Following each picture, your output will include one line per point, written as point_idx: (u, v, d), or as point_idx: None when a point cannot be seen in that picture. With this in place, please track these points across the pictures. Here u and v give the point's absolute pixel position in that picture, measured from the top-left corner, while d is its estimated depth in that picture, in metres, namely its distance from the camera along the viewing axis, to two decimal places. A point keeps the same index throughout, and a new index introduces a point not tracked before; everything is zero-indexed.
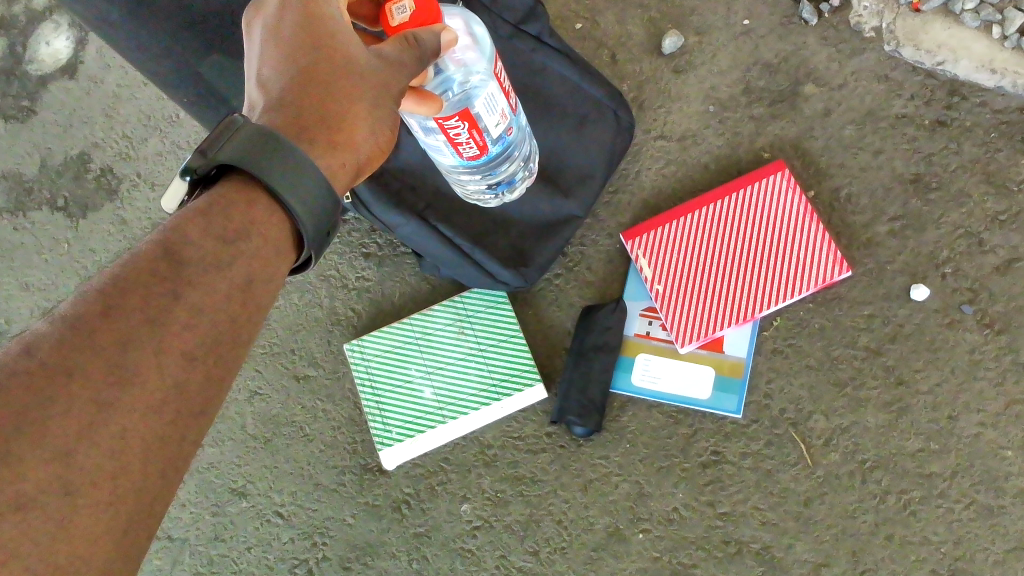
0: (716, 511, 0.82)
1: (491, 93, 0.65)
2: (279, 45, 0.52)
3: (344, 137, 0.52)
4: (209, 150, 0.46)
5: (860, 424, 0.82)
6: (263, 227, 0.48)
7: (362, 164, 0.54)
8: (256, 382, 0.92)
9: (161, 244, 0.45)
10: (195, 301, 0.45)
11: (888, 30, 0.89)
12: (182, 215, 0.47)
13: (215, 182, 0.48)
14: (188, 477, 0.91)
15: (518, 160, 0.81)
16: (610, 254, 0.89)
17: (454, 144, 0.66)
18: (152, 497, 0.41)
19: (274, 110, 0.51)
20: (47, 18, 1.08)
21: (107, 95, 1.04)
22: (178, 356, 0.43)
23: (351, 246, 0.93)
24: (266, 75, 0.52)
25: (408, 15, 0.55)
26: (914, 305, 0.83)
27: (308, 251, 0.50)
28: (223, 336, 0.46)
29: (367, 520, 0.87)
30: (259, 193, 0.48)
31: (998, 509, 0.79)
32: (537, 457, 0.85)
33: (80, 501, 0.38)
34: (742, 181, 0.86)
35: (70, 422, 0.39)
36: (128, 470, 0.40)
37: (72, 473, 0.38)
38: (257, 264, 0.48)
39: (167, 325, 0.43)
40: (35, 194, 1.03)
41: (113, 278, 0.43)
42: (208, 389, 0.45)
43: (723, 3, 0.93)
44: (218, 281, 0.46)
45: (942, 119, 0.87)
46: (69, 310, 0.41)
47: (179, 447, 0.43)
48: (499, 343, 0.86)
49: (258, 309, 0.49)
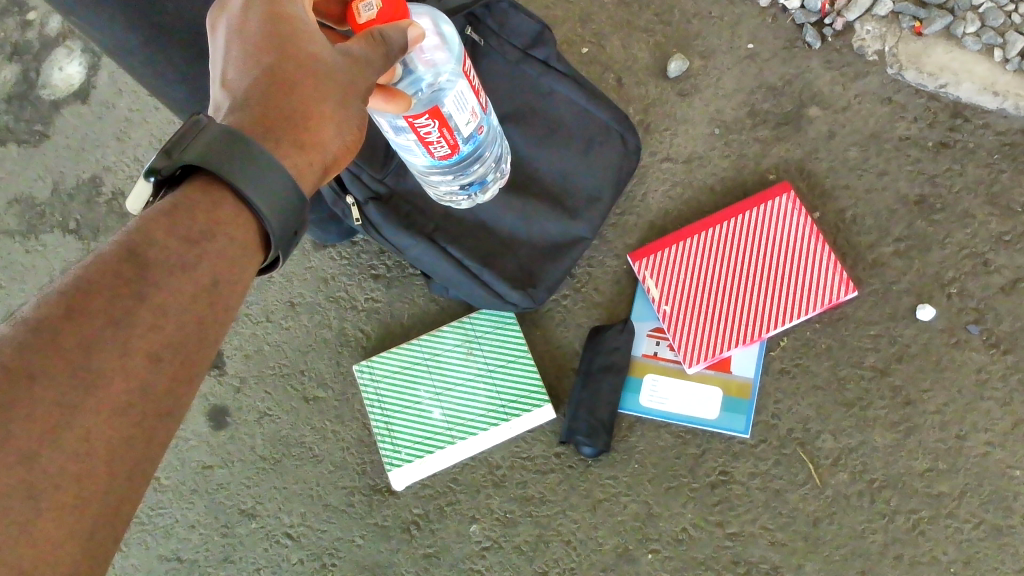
0: (726, 531, 0.82)
1: (461, 91, 0.65)
2: (244, 43, 0.51)
3: (310, 137, 0.50)
4: (174, 150, 0.45)
5: (868, 443, 0.82)
6: (229, 228, 0.46)
7: (329, 163, 0.52)
8: (265, 403, 0.93)
9: (125, 244, 0.43)
10: (161, 303, 0.43)
11: (891, 53, 0.90)
12: (145, 215, 0.45)
13: (180, 183, 0.46)
14: (199, 498, 0.92)
15: (489, 160, 0.80)
16: (617, 276, 0.90)
17: (425, 143, 0.66)
18: (120, 502, 0.40)
19: (239, 109, 0.49)
20: (60, 44, 1.09)
21: (119, 120, 1.06)
22: (144, 357, 0.41)
23: (360, 267, 0.94)
24: (230, 76, 0.50)
25: (375, 13, 0.55)
26: (920, 325, 0.84)
27: (275, 251, 0.48)
28: (191, 338, 0.44)
29: (377, 541, 0.87)
30: (223, 192, 0.46)
31: (1008, 529, 0.79)
32: (546, 478, 0.86)
33: (43, 506, 0.37)
34: (747, 204, 0.87)
35: (31, 426, 0.37)
36: (94, 474, 0.38)
37: (34, 478, 0.37)
38: (223, 264, 0.45)
39: (131, 327, 0.41)
40: (47, 217, 1.04)
41: (76, 280, 0.41)
42: (176, 391, 0.43)
43: (727, 27, 0.95)
44: (184, 282, 0.44)
45: (945, 141, 0.88)
46: (32, 312, 0.39)
47: (147, 449, 0.41)
48: (507, 364, 0.87)
49: (228, 310, 0.46)
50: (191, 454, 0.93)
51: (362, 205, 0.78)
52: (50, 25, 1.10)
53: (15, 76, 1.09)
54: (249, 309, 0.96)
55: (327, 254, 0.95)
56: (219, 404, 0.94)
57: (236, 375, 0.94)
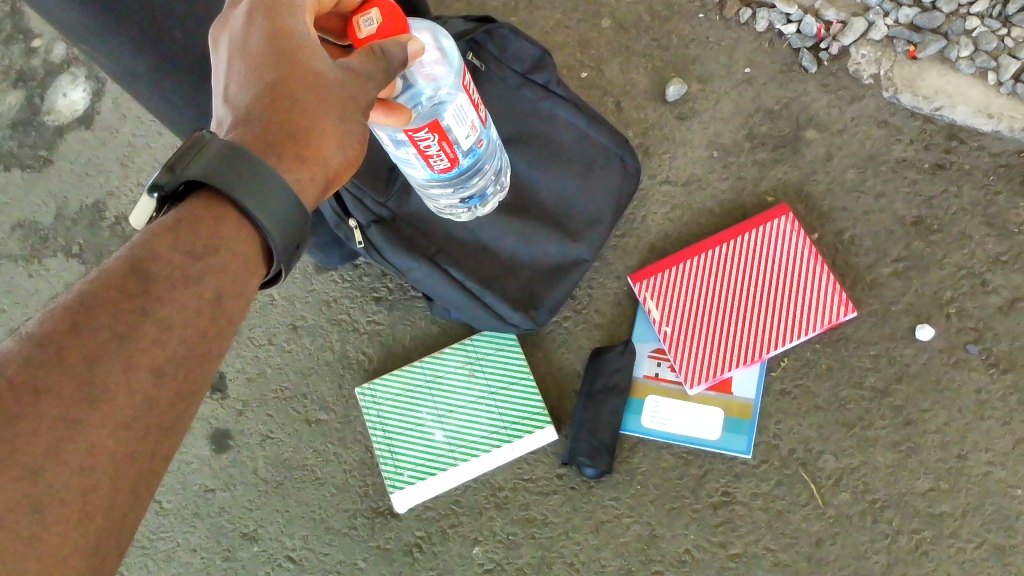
0: (728, 552, 0.82)
1: (460, 104, 0.65)
2: (246, 59, 0.51)
3: (311, 152, 0.51)
4: (177, 165, 0.45)
5: (869, 463, 0.82)
6: (232, 242, 0.46)
7: (331, 177, 0.53)
8: (267, 425, 0.93)
9: (128, 259, 0.43)
10: (165, 317, 0.43)
11: (886, 76, 0.92)
12: (148, 232, 0.45)
13: (183, 199, 0.47)
14: (200, 522, 0.92)
15: (488, 174, 0.81)
16: (617, 297, 0.90)
17: (424, 156, 0.66)
18: (123, 515, 0.40)
19: (241, 125, 0.50)
20: (65, 71, 1.11)
21: (122, 145, 1.07)
22: (147, 371, 0.42)
23: (362, 290, 0.94)
24: (233, 92, 0.52)
25: (376, 27, 0.55)
26: (920, 345, 0.84)
27: (278, 264, 0.49)
28: (194, 352, 0.44)
29: (378, 564, 0.87)
30: (226, 207, 0.46)
31: (1010, 549, 0.79)
32: (548, 499, 0.86)
33: (49, 520, 0.37)
34: (746, 225, 0.88)
35: (36, 441, 0.37)
36: (97, 487, 0.39)
37: (39, 493, 0.37)
38: (226, 279, 0.46)
39: (135, 340, 0.42)
40: (51, 242, 1.05)
41: (80, 295, 0.41)
42: (179, 405, 0.43)
43: (725, 52, 0.96)
44: (187, 297, 0.44)
45: (942, 163, 0.89)
46: (36, 327, 0.39)
47: (150, 464, 0.41)
48: (509, 385, 0.87)
49: (230, 324, 0.47)
50: (194, 477, 0.93)
51: (365, 228, 0.78)
52: (55, 53, 1.12)
53: (21, 103, 1.10)
54: (251, 332, 0.97)
55: (329, 277, 0.95)
56: (221, 427, 0.94)
57: (238, 397, 0.94)
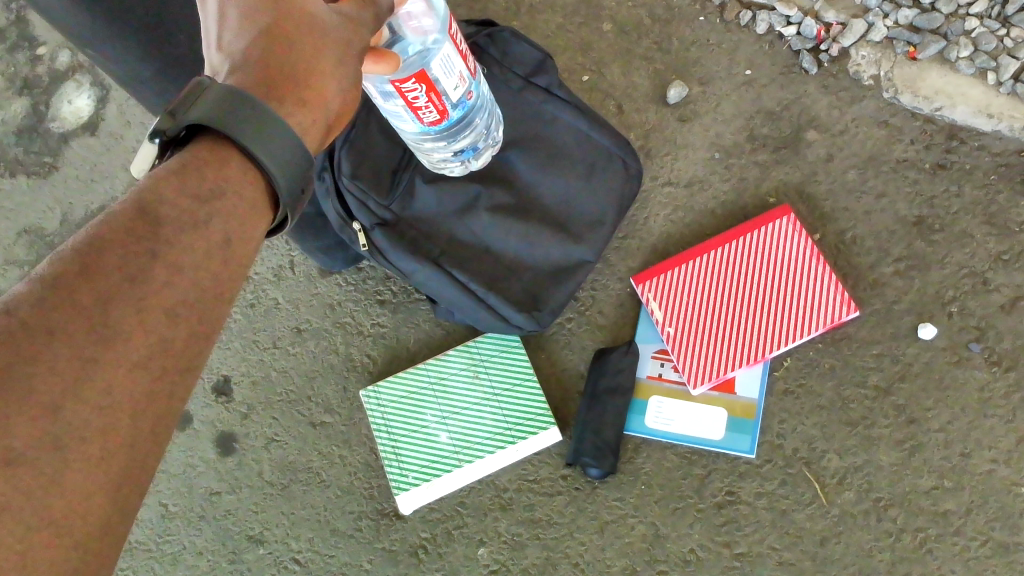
0: (733, 551, 0.82)
1: (447, 53, 0.66)
2: (239, 1, 0.48)
3: (311, 95, 0.48)
4: (177, 109, 0.43)
5: (872, 462, 0.83)
6: (237, 187, 0.44)
7: (331, 123, 0.50)
8: (273, 429, 0.93)
9: (133, 201, 0.41)
10: (177, 260, 0.41)
11: (886, 77, 0.92)
12: (153, 175, 0.43)
13: (185, 143, 0.45)
14: (206, 525, 0.92)
15: (478, 127, 0.80)
16: (620, 298, 0.91)
17: (413, 108, 0.67)
18: (144, 458, 0.38)
19: (238, 70, 0.47)
20: (69, 78, 1.11)
21: (127, 151, 1.08)
22: (164, 314, 0.40)
23: (365, 293, 0.95)
24: (226, 38, 0.48)
25: None
26: (922, 344, 0.85)
27: (285, 210, 0.47)
28: (207, 294, 0.42)
29: (385, 566, 0.87)
30: (231, 150, 0.44)
31: (1014, 546, 0.79)
32: (553, 500, 0.86)
33: (72, 459, 0.35)
34: (748, 226, 0.88)
35: (52, 378, 0.35)
36: (119, 429, 0.37)
37: (60, 431, 0.35)
38: (234, 222, 0.44)
39: (146, 282, 0.40)
40: (57, 248, 1.05)
41: (88, 236, 0.39)
42: (195, 349, 0.41)
43: (725, 55, 0.97)
44: (196, 241, 0.42)
45: (943, 162, 0.89)
46: (44, 267, 0.37)
47: (169, 406, 0.40)
48: (513, 387, 0.88)
49: (240, 270, 0.45)
50: (199, 480, 0.93)
51: (369, 231, 0.78)
52: (59, 60, 1.12)
53: (26, 110, 1.11)
54: (255, 335, 0.97)
55: (333, 281, 0.96)
56: (227, 431, 0.94)
57: (244, 401, 0.95)
